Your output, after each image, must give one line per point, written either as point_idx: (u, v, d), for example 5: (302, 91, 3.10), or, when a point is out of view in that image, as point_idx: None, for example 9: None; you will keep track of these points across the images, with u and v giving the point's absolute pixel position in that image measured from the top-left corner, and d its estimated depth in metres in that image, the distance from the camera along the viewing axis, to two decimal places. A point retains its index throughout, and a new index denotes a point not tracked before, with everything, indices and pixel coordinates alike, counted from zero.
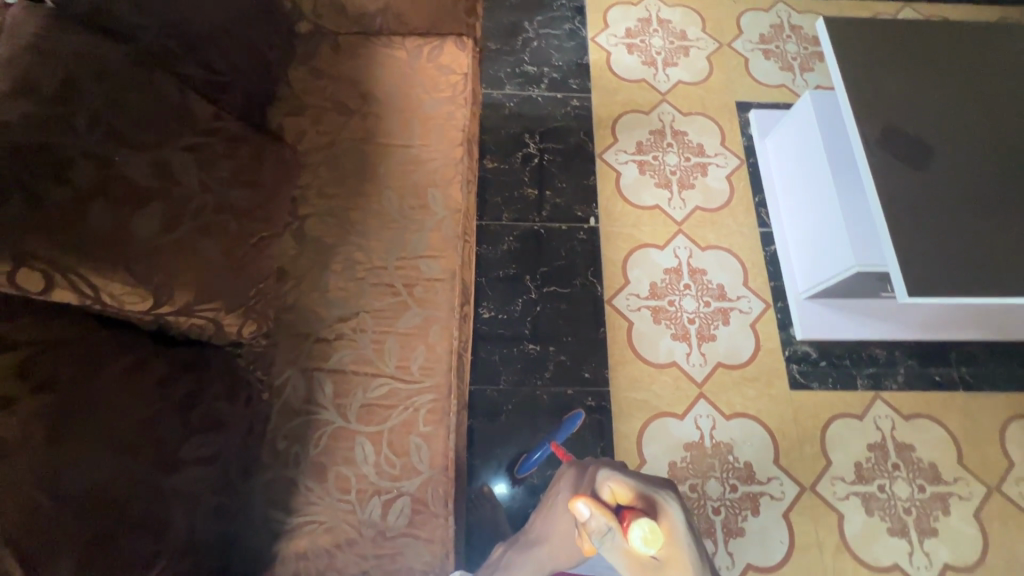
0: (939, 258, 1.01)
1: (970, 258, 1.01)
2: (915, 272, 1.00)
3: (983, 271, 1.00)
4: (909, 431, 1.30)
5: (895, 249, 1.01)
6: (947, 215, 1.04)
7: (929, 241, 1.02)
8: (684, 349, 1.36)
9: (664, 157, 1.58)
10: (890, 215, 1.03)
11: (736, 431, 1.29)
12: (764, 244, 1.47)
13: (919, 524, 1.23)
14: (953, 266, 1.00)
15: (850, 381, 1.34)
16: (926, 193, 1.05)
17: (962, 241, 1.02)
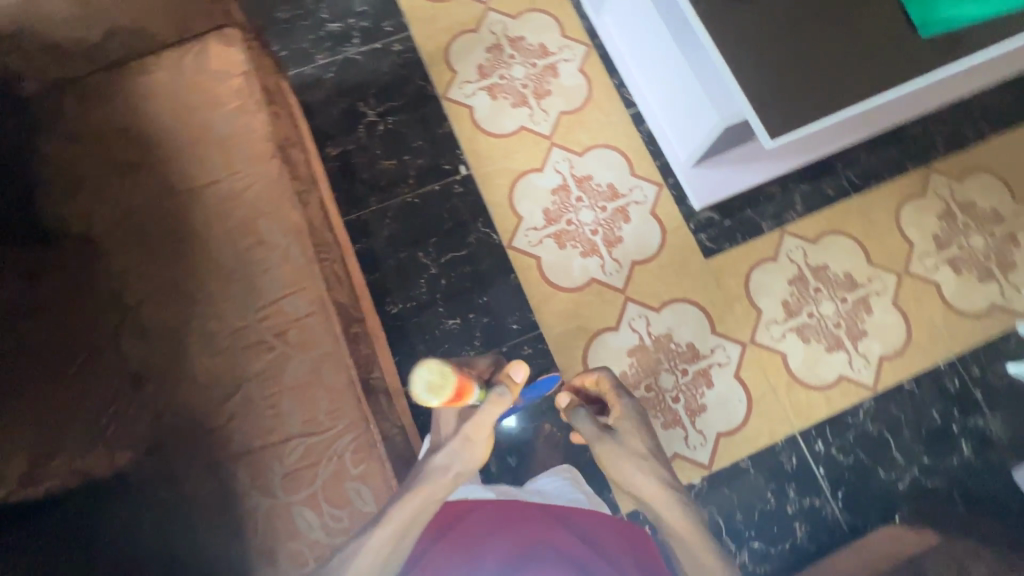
0: (790, 89, 0.98)
1: (820, 78, 0.98)
2: (772, 113, 0.97)
3: (834, 86, 0.98)
4: (819, 253, 1.35)
5: (747, 97, 0.97)
6: (787, 40, 0.99)
7: (777, 74, 0.98)
8: (598, 261, 1.34)
9: (510, 73, 1.46)
10: (734, 62, 0.98)
11: (670, 319, 1.31)
12: (637, 126, 1.42)
13: (851, 332, 1.31)
14: (805, 93, 0.97)
15: (756, 229, 1.36)
16: (760, 25, 1.00)
17: (808, 62, 0.98)
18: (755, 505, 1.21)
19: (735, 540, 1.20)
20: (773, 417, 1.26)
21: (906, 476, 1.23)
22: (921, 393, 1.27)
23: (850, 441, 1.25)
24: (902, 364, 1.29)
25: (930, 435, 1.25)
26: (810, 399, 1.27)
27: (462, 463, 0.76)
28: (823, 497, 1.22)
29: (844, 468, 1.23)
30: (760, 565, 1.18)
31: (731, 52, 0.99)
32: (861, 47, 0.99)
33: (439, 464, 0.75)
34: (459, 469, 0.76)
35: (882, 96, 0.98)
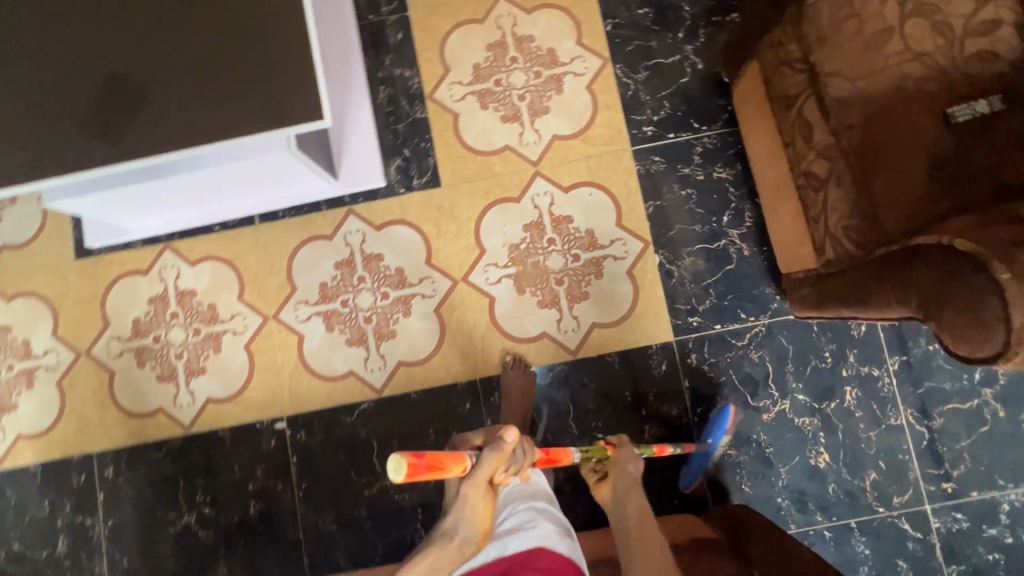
0: (267, 74, 0.85)
1: (264, 38, 0.86)
2: (291, 106, 0.84)
3: (279, 32, 0.86)
4: (461, 68, 1.29)
5: (263, 122, 0.84)
6: (207, 59, 0.85)
7: (245, 84, 0.85)
8: (417, 299, 1.23)
9: (177, 344, 1.25)
10: (215, 127, 0.84)
11: (495, 239, 1.24)
12: (277, 219, 1.26)
13: (547, 62, 1.28)
14: (275, 60, 0.85)
15: (421, 124, 1.28)
16: (180, 84, 0.85)
17: (240, 46, 0.86)
18: (690, 207, 1.23)
19: (719, 235, 1.22)
20: (613, 164, 1.24)
21: (693, 56, 1.26)
22: (620, 15, 1.28)
23: (650, 98, 1.26)
24: (588, 22, 1.28)
25: (660, 20, 1.27)
26: (604, 123, 1.25)
27: (462, 530, 0.64)
28: (696, 140, 1.24)
29: (673, 112, 1.25)
30: (746, 219, 1.21)
31: (202, 125, 0.84)
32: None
33: (445, 530, 0.65)
34: (462, 537, 0.65)
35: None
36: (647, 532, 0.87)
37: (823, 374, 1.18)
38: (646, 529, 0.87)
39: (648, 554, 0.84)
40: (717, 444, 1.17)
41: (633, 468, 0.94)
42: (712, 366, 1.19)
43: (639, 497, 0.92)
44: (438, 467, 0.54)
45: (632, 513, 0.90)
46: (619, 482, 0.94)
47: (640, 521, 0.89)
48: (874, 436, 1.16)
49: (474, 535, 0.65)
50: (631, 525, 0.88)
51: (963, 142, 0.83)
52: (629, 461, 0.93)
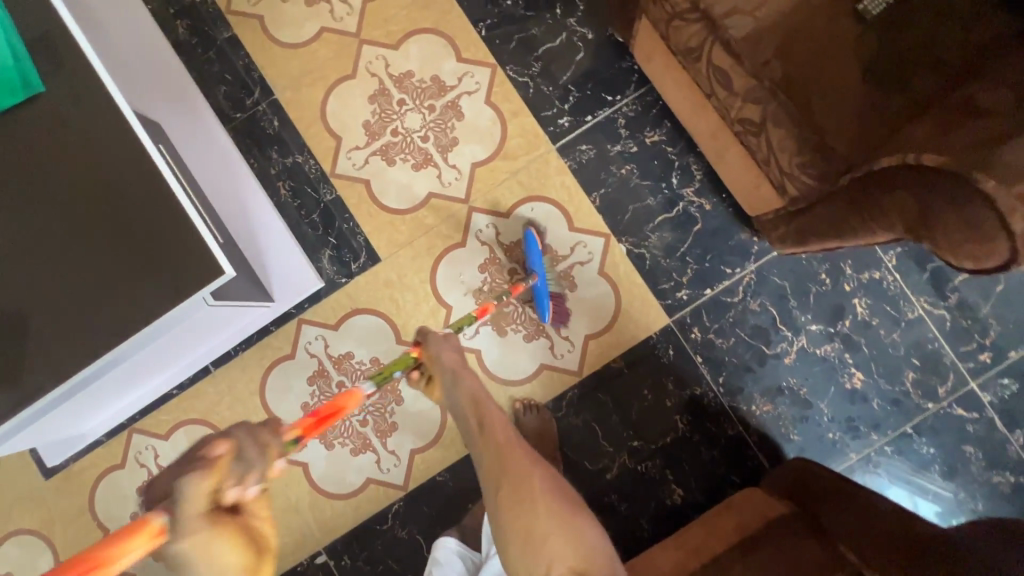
0: (147, 249, 0.76)
1: (128, 212, 0.76)
2: (184, 269, 0.75)
3: (141, 193, 0.77)
4: (352, 131, 1.19)
5: (163, 300, 0.75)
6: (77, 258, 0.76)
7: (129, 268, 0.76)
8: (404, 382, 1.16)
9: None
10: (113, 325, 0.74)
11: (456, 291, 1.16)
12: (232, 357, 1.18)
13: (435, 91, 1.18)
14: (150, 230, 0.76)
15: (336, 206, 1.18)
16: (61, 296, 0.75)
17: (108, 230, 0.76)
18: (636, 183, 1.15)
19: (675, 200, 1.15)
20: (543, 170, 1.16)
21: (580, 28, 1.17)
22: (491, 15, 1.18)
23: (554, 88, 1.17)
24: (462, 34, 1.18)
25: (532, 4, 1.17)
26: (518, 131, 1.17)
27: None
28: (616, 113, 1.16)
29: (583, 94, 1.17)
30: (695, 172, 1.14)
31: (101, 329, 0.74)
32: (71, 158, 0.78)
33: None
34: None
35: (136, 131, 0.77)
36: (484, 410, 0.80)
37: (828, 297, 1.13)
38: (516, 472, 0.76)
39: (505, 457, 0.77)
40: (751, 406, 1.12)
41: (449, 355, 0.83)
42: (717, 332, 1.13)
43: (470, 375, 0.82)
44: (336, 413, 0.67)
45: (465, 399, 0.80)
46: (438, 375, 0.82)
47: (475, 405, 0.80)
48: (899, 337, 1.12)
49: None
50: (467, 416, 0.80)
51: (886, 34, 0.77)
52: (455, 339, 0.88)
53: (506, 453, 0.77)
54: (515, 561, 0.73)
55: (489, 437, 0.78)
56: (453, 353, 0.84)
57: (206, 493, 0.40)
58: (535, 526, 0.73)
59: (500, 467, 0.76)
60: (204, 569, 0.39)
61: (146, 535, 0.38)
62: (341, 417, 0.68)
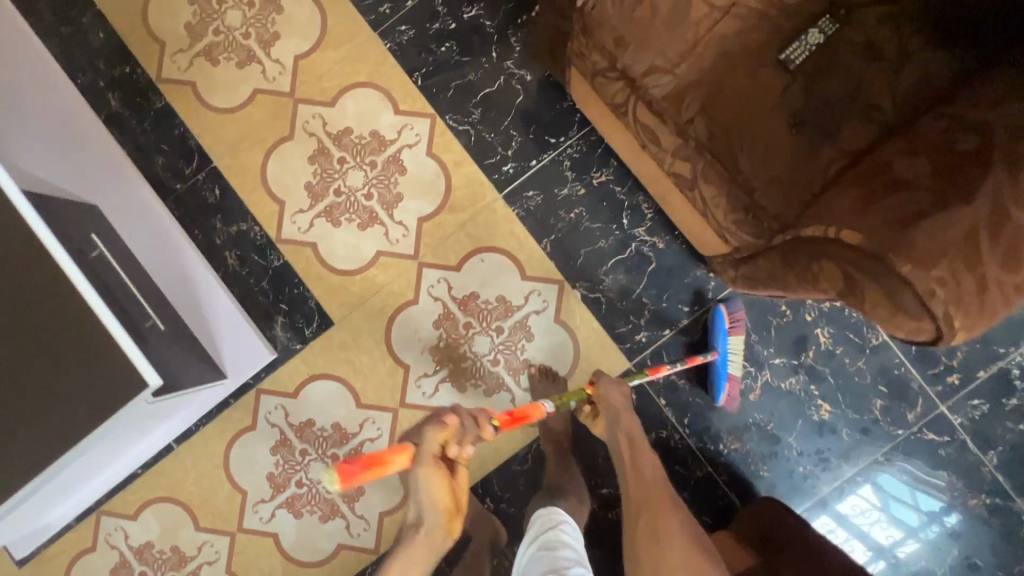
0: (82, 363, 0.78)
1: (48, 330, 0.78)
2: (120, 378, 0.78)
3: (68, 309, 0.78)
4: (294, 194, 1.16)
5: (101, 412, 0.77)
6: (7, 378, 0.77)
7: (65, 384, 0.77)
8: (367, 445, 1.14)
9: None
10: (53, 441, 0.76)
11: (413, 350, 1.14)
12: (193, 432, 1.17)
13: (376, 146, 1.15)
14: (73, 345, 0.78)
15: (285, 272, 1.16)
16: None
17: (34, 349, 0.77)
18: (587, 226, 1.13)
19: (628, 241, 1.12)
20: (491, 219, 1.14)
21: (517, 70, 1.14)
22: (425, 63, 1.15)
23: (496, 134, 1.14)
24: (398, 85, 1.15)
25: (467, 49, 1.14)
26: (463, 182, 1.14)
27: (427, 516, 0.66)
28: (561, 156, 1.13)
29: (526, 138, 1.14)
30: (646, 211, 1.12)
31: (35, 447, 0.76)
32: None
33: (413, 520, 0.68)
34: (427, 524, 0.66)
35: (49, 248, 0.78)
36: (638, 446, 0.92)
37: (789, 330, 1.10)
38: (655, 513, 0.85)
39: (664, 528, 0.84)
40: (719, 445, 1.11)
41: (617, 397, 0.94)
42: (679, 372, 1.11)
43: (629, 415, 0.94)
44: (377, 465, 0.59)
45: (624, 438, 0.92)
46: (605, 408, 0.94)
47: (628, 440, 0.92)
48: (864, 365, 1.09)
49: (433, 518, 0.66)
50: (620, 447, 0.91)
51: (812, 83, 0.73)
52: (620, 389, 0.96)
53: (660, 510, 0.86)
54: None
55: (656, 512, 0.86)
56: (620, 394, 0.95)
57: (437, 440, 0.66)
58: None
59: (654, 552, 0.82)
60: (428, 499, 0.64)
61: (402, 451, 0.63)
62: (384, 471, 0.60)
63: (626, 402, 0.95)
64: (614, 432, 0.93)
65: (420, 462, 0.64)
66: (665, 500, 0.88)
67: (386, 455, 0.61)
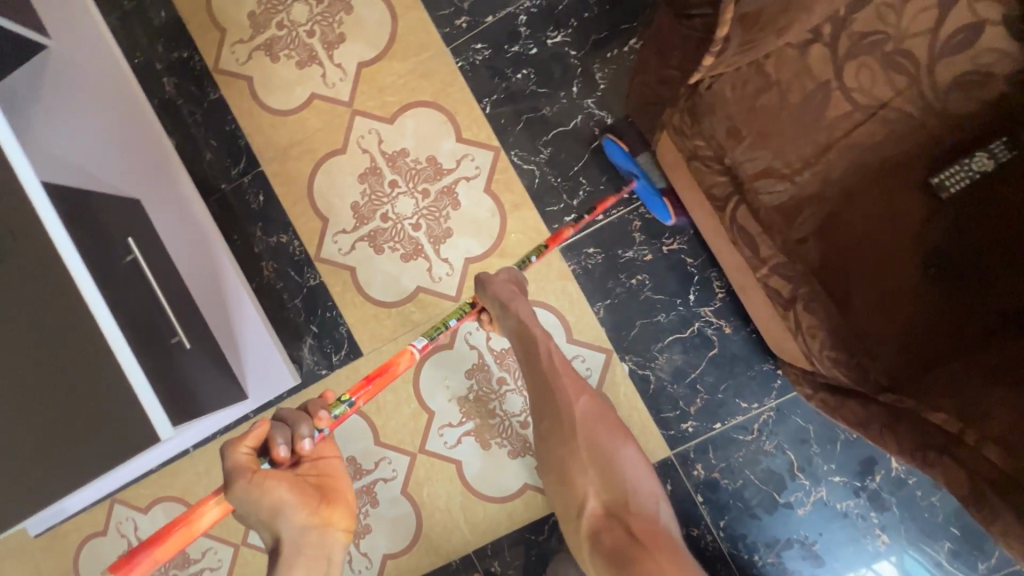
0: (101, 387, 0.71)
1: (63, 341, 0.71)
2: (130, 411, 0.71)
3: (88, 324, 0.71)
4: (339, 211, 1.09)
5: (117, 448, 0.71)
6: (26, 389, 0.71)
7: (81, 405, 0.71)
8: (379, 484, 1.10)
9: None
10: (61, 466, 0.71)
11: (440, 395, 1.08)
12: (212, 440, 1.15)
13: (431, 173, 1.06)
14: (85, 362, 0.71)
15: (319, 293, 1.10)
16: (11, 429, 0.71)
17: (53, 365, 0.71)
18: (647, 296, 1.02)
19: (690, 319, 1.01)
20: (544, 271, 1.04)
21: (597, 111, 1.02)
22: (497, 89, 1.04)
23: (562, 179, 1.03)
24: (463, 110, 1.05)
25: (545, 80, 1.03)
26: (519, 227, 1.04)
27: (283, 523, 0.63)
28: (631, 214, 1.02)
29: (595, 188, 1.02)
30: (716, 290, 1.00)
31: (31, 484, 0.71)
32: (16, 280, 0.71)
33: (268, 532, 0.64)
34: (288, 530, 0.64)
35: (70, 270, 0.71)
36: (534, 345, 0.83)
37: (857, 448, 0.98)
38: (553, 397, 0.80)
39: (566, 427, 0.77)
40: (754, 555, 1.01)
41: (500, 288, 0.88)
42: (723, 471, 1.01)
43: (523, 303, 0.86)
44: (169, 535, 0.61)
45: (513, 327, 0.84)
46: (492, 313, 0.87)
47: (520, 333, 0.84)
48: (938, 501, 0.97)
49: (306, 521, 0.65)
50: (514, 339, 0.84)
51: (962, 221, 0.61)
52: (506, 274, 0.91)
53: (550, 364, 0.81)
54: (556, 497, 0.78)
55: (536, 367, 0.82)
56: (504, 286, 0.88)
57: (241, 453, 0.65)
58: (566, 463, 0.75)
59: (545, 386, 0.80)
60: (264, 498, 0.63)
61: (213, 505, 0.64)
62: (194, 531, 0.62)
63: (512, 289, 0.88)
64: (508, 325, 0.85)
65: (235, 479, 0.63)
66: (573, 378, 0.82)
67: (188, 516, 0.63)
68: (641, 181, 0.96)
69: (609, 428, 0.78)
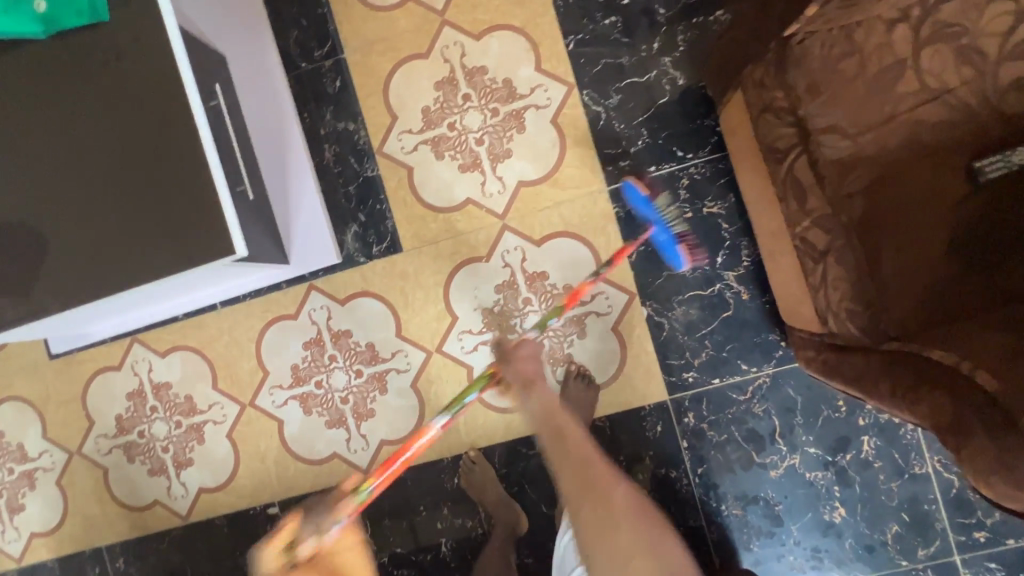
0: (188, 195, 0.76)
1: (161, 143, 0.76)
2: (210, 221, 0.76)
3: (188, 133, 0.76)
4: (409, 112, 1.14)
5: (192, 253, 0.76)
6: (116, 181, 0.76)
7: (167, 207, 0.76)
8: (392, 373, 1.17)
9: (149, 431, 1.23)
10: (133, 260, 0.76)
11: (467, 303, 1.14)
12: (241, 300, 1.20)
13: (504, 96, 1.12)
14: (178, 169, 0.76)
15: (374, 184, 1.16)
16: (95, 215, 0.76)
17: (147, 164, 0.76)
18: None
19: (713, 280, 1.08)
20: (589, 208, 1.11)
21: (673, 70, 1.08)
22: (584, 30, 1.10)
23: (625, 126, 1.09)
24: (548, 42, 1.11)
25: (631, 30, 1.09)
26: (575, 163, 1.11)
27: None
28: (682, 171, 1.08)
29: (654, 141, 1.09)
30: (743, 258, 1.08)
31: (103, 269, 0.76)
32: (130, 80, 0.76)
33: None
34: None
35: (184, 84, 0.76)
36: (563, 428, 0.77)
37: (836, 425, 1.07)
38: (599, 490, 0.75)
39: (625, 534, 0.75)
40: (721, 505, 1.10)
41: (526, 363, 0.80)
42: (712, 424, 1.09)
43: (541, 389, 0.78)
44: None
45: (537, 411, 0.78)
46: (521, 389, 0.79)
47: (547, 416, 0.77)
48: (896, 487, 1.06)
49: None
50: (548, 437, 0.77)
51: (993, 205, 0.68)
52: (529, 348, 0.82)
53: (575, 454, 0.76)
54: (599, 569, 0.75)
55: (564, 451, 0.76)
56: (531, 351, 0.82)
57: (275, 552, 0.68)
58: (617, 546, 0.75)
59: (581, 484, 0.75)
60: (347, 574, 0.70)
61: None
62: None
63: (537, 366, 0.81)
64: (530, 410, 0.78)
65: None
66: (603, 473, 0.76)
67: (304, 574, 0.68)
68: (658, 229, 1.02)
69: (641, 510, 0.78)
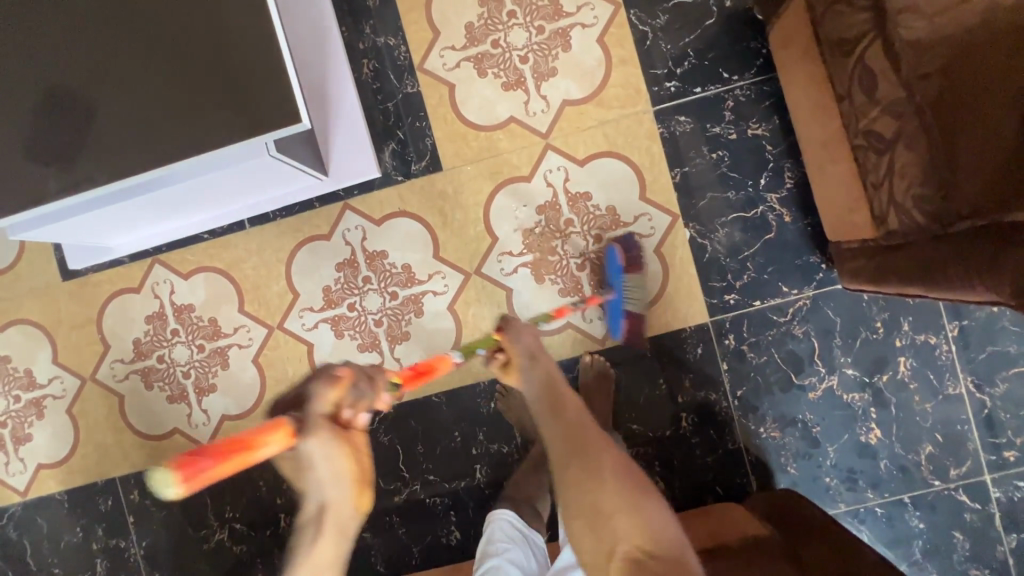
0: (248, 61, 0.72)
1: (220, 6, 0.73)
2: (270, 88, 0.72)
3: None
4: (452, 28, 1.12)
5: (251, 121, 0.71)
6: (173, 45, 0.73)
7: (225, 73, 0.72)
8: (428, 295, 1.14)
9: (169, 356, 1.18)
10: (188, 129, 0.72)
11: (507, 223, 1.13)
12: (271, 219, 1.16)
13: (549, 14, 1.11)
14: (239, 32, 0.72)
15: (413, 101, 1.13)
16: (149, 81, 0.73)
17: (205, 28, 0.73)
18: (723, 172, 1.09)
19: (756, 202, 1.09)
20: (633, 128, 1.10)
21: None
22: None
23: (672, 48, 1.09)
24: None
25: None
26: (621, 83, 1.10)
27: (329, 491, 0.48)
28: (727, 93, 1.09)
29: (700, 62, 1.09)
30: (787, 179, 1.08)
31: (155, 137, 0.72)
32: None
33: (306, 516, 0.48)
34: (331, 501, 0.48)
35: None
36: (561, 393, 0.72)
37: (873, 347, 1.08)
38: (586, 455, 0.64)
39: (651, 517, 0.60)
40: (760, 427, 1.10)
41: (530, 338, 0.79)
42: (752, 346, 1.10)
43: (545, 356, 0.77)
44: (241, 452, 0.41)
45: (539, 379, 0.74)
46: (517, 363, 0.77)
47: (549, 383, 0.74)
48: (930, 408, 1.08)
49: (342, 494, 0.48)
50: (542, 392, 0.73)
51: None
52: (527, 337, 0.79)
53: (573, 430, 0.67)
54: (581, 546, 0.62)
55: (569, 425, 0.67)
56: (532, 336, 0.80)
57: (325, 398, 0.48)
58: (597, 499, 0.61)
59: (563, 430, 0.68)
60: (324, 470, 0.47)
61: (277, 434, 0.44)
62: (246, 461, 0.41)
63: (539, 342, 0.80)
64: (534, 376, 0.75)
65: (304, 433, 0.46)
66: (597, 437, 0.67)
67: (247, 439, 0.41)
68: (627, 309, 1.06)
69: (640, 482, 0.63)
